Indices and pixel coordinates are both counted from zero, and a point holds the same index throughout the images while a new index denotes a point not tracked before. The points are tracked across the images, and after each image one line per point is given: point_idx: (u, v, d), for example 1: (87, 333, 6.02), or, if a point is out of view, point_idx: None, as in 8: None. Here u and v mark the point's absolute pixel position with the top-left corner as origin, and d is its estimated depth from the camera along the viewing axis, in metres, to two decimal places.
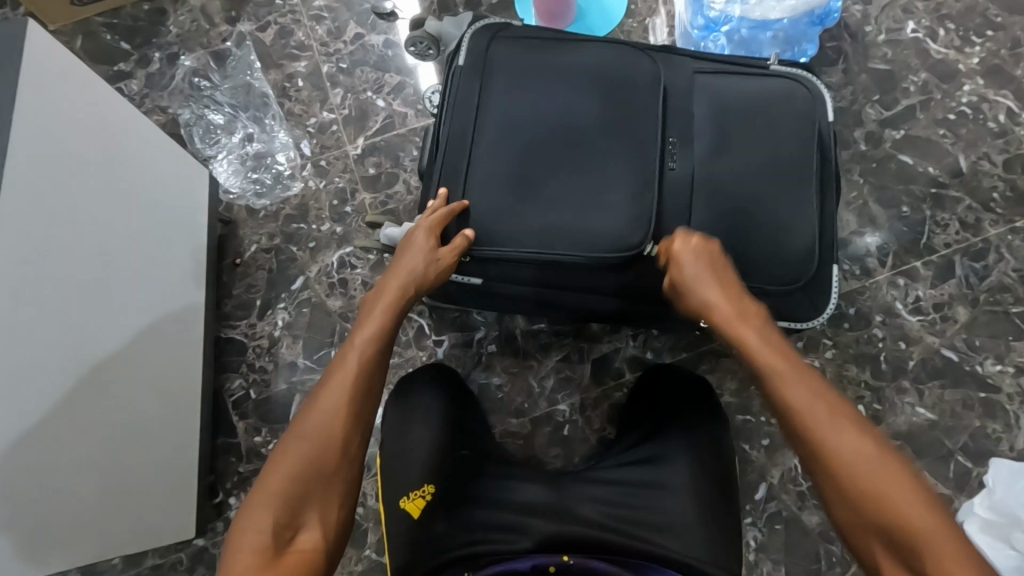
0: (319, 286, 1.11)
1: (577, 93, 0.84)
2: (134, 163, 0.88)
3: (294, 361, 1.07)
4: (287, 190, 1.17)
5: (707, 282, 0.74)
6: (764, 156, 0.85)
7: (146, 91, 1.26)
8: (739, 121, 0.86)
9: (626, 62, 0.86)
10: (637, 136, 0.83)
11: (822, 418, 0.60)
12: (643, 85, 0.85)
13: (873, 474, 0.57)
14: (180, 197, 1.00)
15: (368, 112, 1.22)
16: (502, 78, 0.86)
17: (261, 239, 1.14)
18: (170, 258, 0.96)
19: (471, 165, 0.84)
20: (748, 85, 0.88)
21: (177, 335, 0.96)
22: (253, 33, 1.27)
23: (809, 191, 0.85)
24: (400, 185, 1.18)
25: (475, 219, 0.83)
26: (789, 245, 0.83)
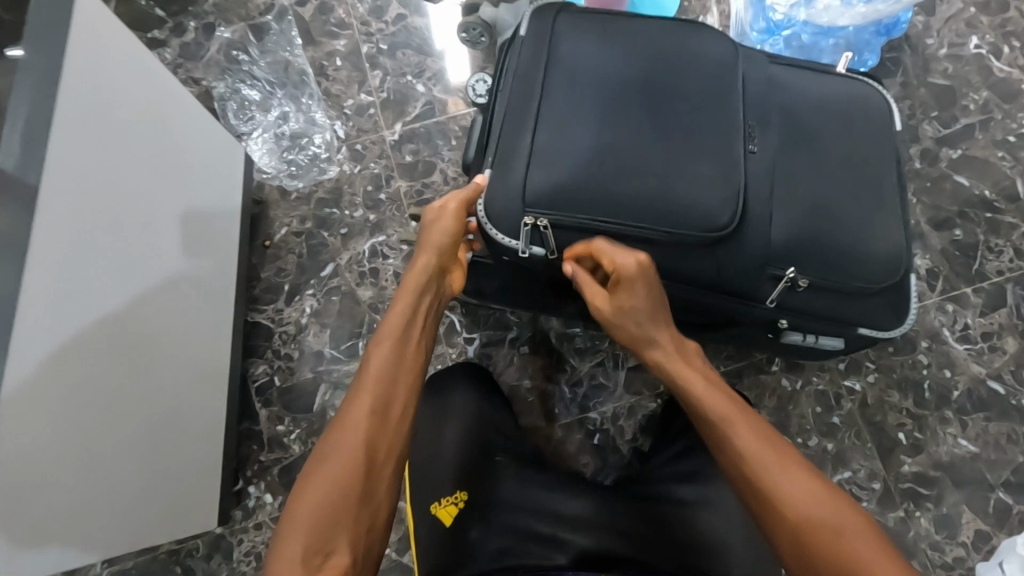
0: (350, 274, 1.08)
1: (649, 79, 0.80)
2: (173, 141, 0.85)
3: (321, 351, 1.04)
4: (322, 174, 1.14)
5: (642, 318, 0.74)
6: (841, 159, 0.82)
7: (180, 61, 1.23)
8: (812, 121, 0.83)
9: (699, 42, 0.82)
10: (713, 116, 0.79)
11: (763, 451, 0.60)
12: (720, 69, 0.81)
13: (801, 502, 0.57)
14: (214, 174, 0.96)
15: (407, 97, 1.20)
16: (568, 51, 0.82)
17: (292, 223, 1.11)
18: (202, 238, 0.93)
19: (536, 144, 0.78)
20: (818, 80, 0.86)
21: (206, 315, 0.93)
22: (293, 7, 1.25)
23: (884, 197, 0.83)
24: (437, 174, 1.14)
25: (548, 188, 0.76)
26: (877, 246, 0.81)
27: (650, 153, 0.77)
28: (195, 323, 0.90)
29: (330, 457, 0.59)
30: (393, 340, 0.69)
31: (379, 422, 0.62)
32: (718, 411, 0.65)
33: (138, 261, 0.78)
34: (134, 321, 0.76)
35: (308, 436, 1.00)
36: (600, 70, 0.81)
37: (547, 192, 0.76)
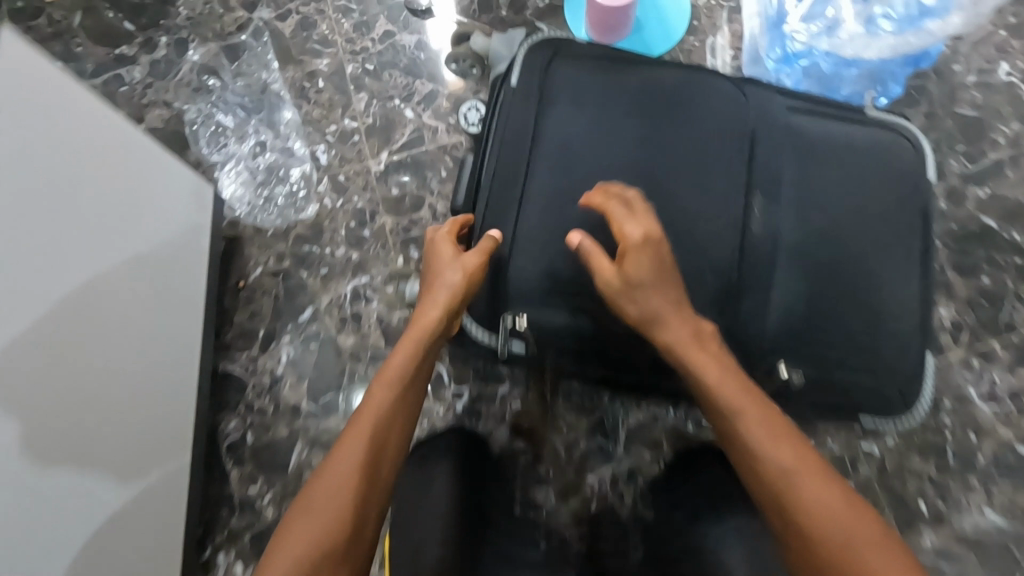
0: (330, 320, 1.00)
1: (650, 130, 0.73)
2: (139, 186, 0.80)
3: (297, 405, 0.96)
4: (300, 212, 1.06)
5: (662, 293, 0.65)
6: (866, 220, 0.73)
7: (150, 80, 1.14)
8: (836, 174, 0.74)
9: (703, 95, 0.75)
10: (712, 185, 0.72)
11: (792, 458, 0.54)
12: (725, 126, 0.73)
13: (839, 519, 0.50)
14: (188, 216, 0.91)
15: (395, 123, 1.11)
16: (559, 105, 0.74)
17: (268, 261, 1.03)
18: (175, 286, 0.88)
19: (521, 211, 0.73)
20: (842, 131, 0.76)
21: (180, 369, 0.88)
22: (272, 22, 1.17)
23: (913, 265, 0.74)
24: (425, 209, 1.06)
25: (518, 276, 0.71)
26: (890, 329, 0.72)
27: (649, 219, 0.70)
28: (168, 378, 0.85)
29: (315, 501, 0.55)
30: (392, 391, 0.64)
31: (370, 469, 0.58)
32: (735, 404, 0.58)
33: (104, 318, 0.73)
34: (98, 384, 0.72)
35: (282, 500, 0.92)
36: (591, 130, 0.73)
37: (530, 267, 0.71)
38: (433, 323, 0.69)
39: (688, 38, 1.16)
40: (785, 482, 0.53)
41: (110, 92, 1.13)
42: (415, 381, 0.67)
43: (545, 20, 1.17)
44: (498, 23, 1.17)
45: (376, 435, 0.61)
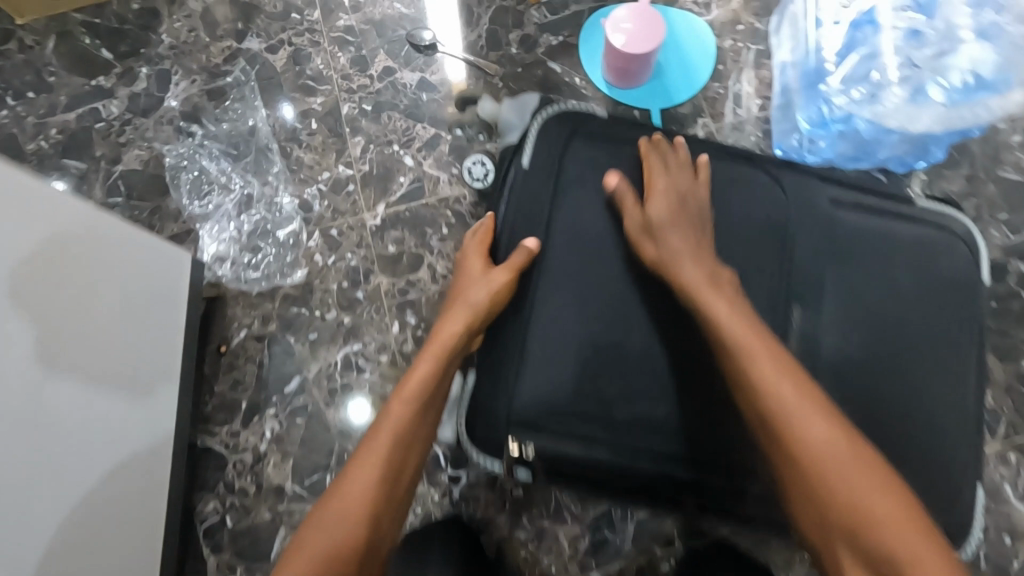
0: (318, 391, 0.93)
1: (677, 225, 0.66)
2: (110, 275, 0.74)
3: (281, 486, 0.89)
4: (287, 276, 0.97)
5: (679, 227, 0.65)
6: (913, 334, 0.66)
7: (128, 116, 1.05)
8: (880, 280, 0.67)
9: (730, 195, 0.69)
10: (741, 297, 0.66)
11: (790, 395, 0.55)
12: (753, 231, 0.68)
13: (836, 466, 0.51)
14: (168, 296, 0.84)
15: (393, 172, 1.03)
16: (575, 200, 0.68)
17: (252, 323, 0.95)
18: (152, 373, 0.81)
19: (533, 310, 0.65)
20: (888, 228, 0.69)
21: (156, 462, 0.81)
22: (262, 53, 1.08)
23: (965, 385, 0.66)
24: (424, 270, 0.98)
25: (522, 393, 0.63)
26: (940, 458, 0.64)
27: (672, 327, 0.64)
28: (140, 476, 0.78)
29: (330, 518, 0.57)
30: (410, 412, 0.64)
31: (383, 490, 0.59)
32: (736, 333, 0.58)
33: (61, 424, 0.67)
34: (52, 501, 0.65)
35: None
36: (608, 233, 0.67)
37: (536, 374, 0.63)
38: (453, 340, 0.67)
39: (712, 84, 1.07)
40: (778, 420, 0.55)
41: (84, 128, 1.04)
42: (434, 400, 0.66)
43: (558, 59, 1.08)
44: (507, 62, 1.08)
45: (393, 452, 0.62)
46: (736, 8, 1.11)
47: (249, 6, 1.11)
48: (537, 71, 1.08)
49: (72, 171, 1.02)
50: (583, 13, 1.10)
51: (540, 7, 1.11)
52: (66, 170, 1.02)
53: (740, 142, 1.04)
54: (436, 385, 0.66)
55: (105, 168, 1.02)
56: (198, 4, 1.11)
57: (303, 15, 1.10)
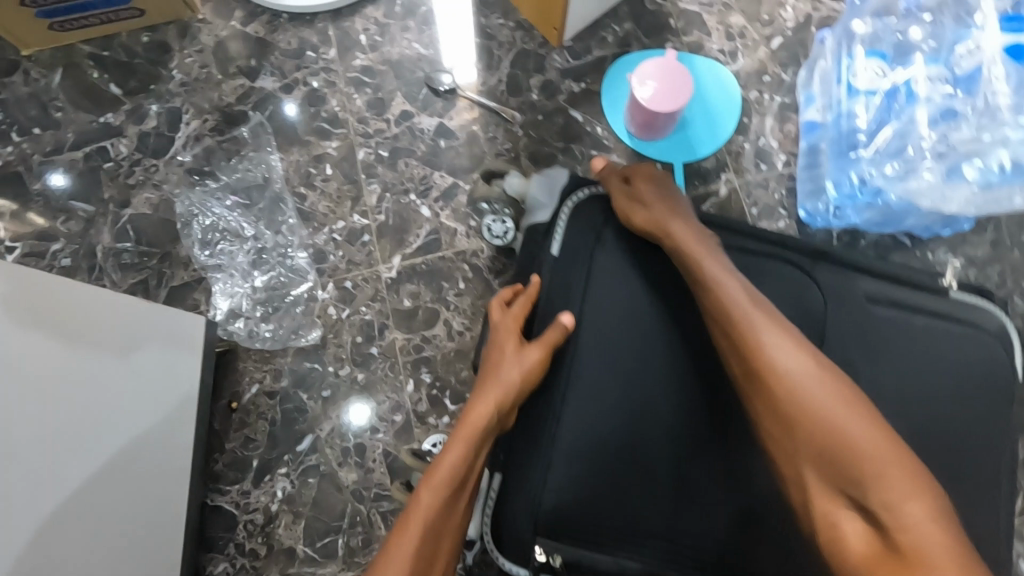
0: (330, 451, 0.91)
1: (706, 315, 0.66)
2: (120, 338, 0.74)
3: (293, 547, 0.88)
4: (301, 336, 0.95)
5: (656, 199, 0.68)
6: (950, 444, 0.64)
7: (137, 156, 1.02)
8: (917, 384, 0.65)
9: (764, 286, 0.68)
10: None
11: (760, 322, 0.59)
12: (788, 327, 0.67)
13: (817, 399, 0.55)
14: (187, 363, 0.84)
15: (409, 222, 1.00)
16: (606, 289, 0.67)
17: (264, 378, 0.94)
18: (168, 437, 0.80)
19: (563, 402, 0.64)
20: (924, 326, 0.67)
21: (167, 528, 0.79)
22: (277, 93, 1.06)
23: (999, 498, 0.64)
24: (440, 326, 0.96)
25: (548, 494, 0.62)
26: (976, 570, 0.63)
27: (702, 424, 0.63)
28: (151, 542, 0.76)
29: None
30: (443, 494, 0.58)
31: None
32: (710, 275, 0.62)
33: (67, 484, 0.65)
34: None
35: None
36: (640, 324, 0.66)
37: (563, 465, 0.62)
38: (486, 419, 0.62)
39: (736, 137, 1.05)
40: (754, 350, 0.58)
41: (92, 168, 1.02)
42: (467, 480, 0.61)
43: (580, 107, 1.06)
44: (528, 108, 1.06)
45: (429, 535, 0.56)
46: (762, 58, 1.08)
47: (263, 43, 1.08)
48: (559, 118, 1.06)
49: (79, 213, 1.00)
50: (606, 59, 1.08)
51: (562, 51, 1.08)
52: (73, 212, 1.00)
53: (763, 200, 1.02)
54: (468, 470, 0.61)
55: (114, 211, 1.00)
56: (210, 38, 1.08)
57: (318, 53, 1.08)
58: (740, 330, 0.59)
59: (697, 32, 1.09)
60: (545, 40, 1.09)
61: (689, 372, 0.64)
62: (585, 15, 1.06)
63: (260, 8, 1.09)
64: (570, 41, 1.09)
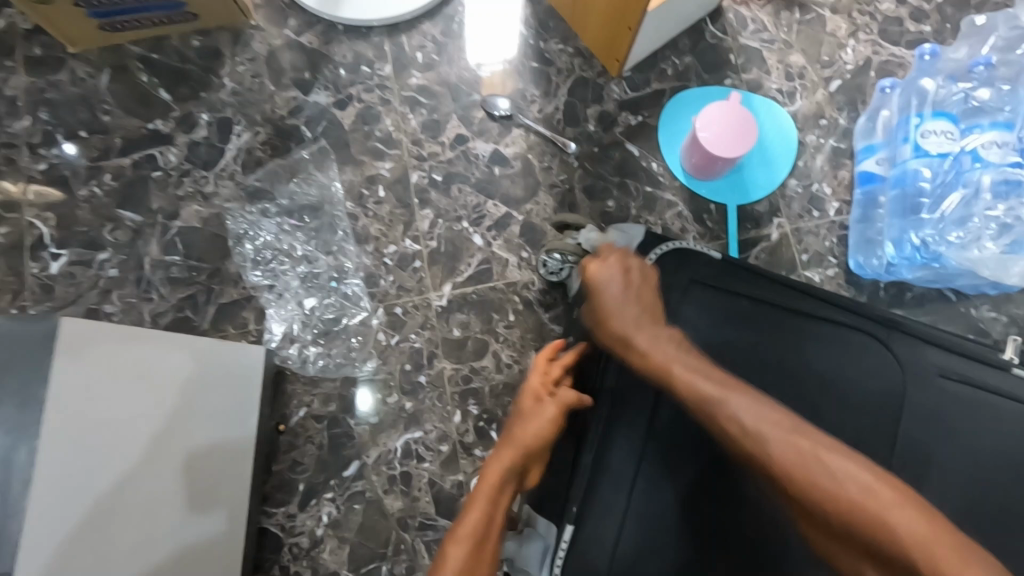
0: (377, 478, 0.92)
1: (789, 380, 0.68)
2: (161, 360, 0.71)
3: (337, 572, 0.89)
4: (356, 369, 0.95)
5: (615, 297, 0.67)
6: (1012, 527, 0.65)
7: (187, 166, 1.00)
8: (984, 466, 0.66)
9: (840, 357, 0.69)
10: None
11: (750, 427, 0.56)
12: (858, 400, 0.68)
13: (838, 498, 0.52)
14: (234, 387, 0.81)
15: (461, 250, 1.00)
16: None
17: (312, 403, 0.93)
18: (213, 463, 0.77)
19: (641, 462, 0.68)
20: (988, 405, 0.68)
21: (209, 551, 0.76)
22: (330, 108, 1.04)
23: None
24: (489, 358, 0.96)
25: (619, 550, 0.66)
26: None
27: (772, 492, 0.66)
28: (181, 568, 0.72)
29: None
30: (472, 542, 0.59)
31: None
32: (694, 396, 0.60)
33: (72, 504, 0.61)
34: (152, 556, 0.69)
35: None
36: None
37: (638, 519, 0.66)
38: (505, 472, 0.65)
39: (790, 181, 1.04)
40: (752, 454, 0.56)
41: (141, 176, 1.00)
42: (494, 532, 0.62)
43: (636, 141, 1.05)
44: (584, 139, 1.05)
45: None
46: (821, 100, 1.06)
47: (317, 54, 1.05)
48: (614, 151, 1.05)
49: (127, 222, 0.98)
50: (664, 92, 1.07)
51: (621, 82, 1.07)
52: (120, 222, 0.98)
53: (814, 246, 1.01)
54: (491, 521, 0.62)
55: (162, 223, 0.98)
56: (263, 47, 1.05)
57: (373, 69, 1.05)
58: (747, 450, 0.56)
59: (756, 69, 1.08)
60: (604, 68, 1.07)
61: None
62: (646, 47, 1.04)
63: (315, 18, 1.06)
64: (629, 71, 1.07)
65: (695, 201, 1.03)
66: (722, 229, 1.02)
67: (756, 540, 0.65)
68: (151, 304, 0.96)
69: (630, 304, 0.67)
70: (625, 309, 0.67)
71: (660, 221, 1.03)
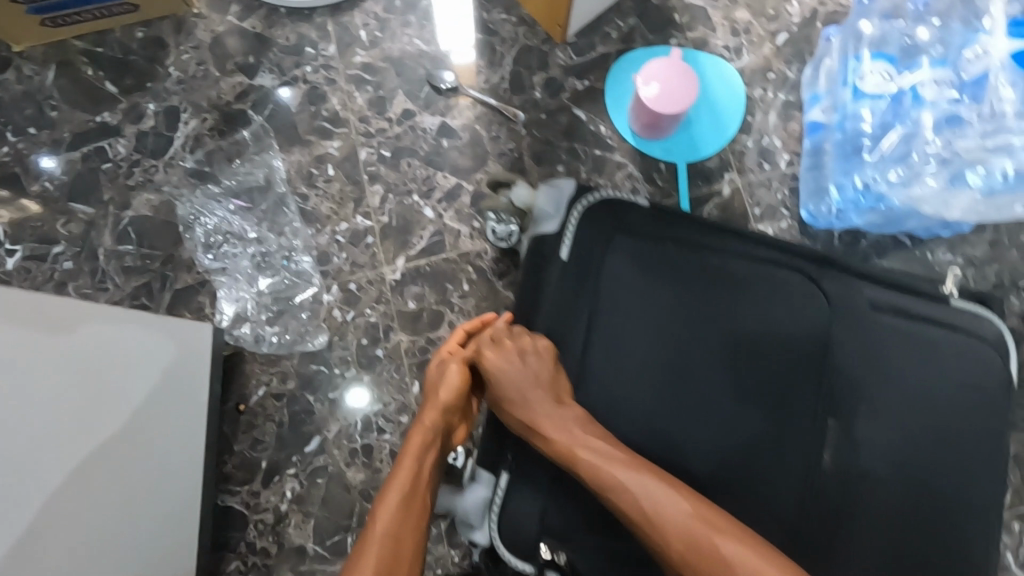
0: (338, 452, 0.92)
1: (721, 318, 0.69)
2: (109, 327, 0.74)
3: (303, 546, 0.90)
4: (307, 339, 0.95)
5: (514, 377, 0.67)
6: (940, 448, 0.66)
7: (136, 156, 1.01)
8: (916, 390, 0.67)
9: (768, 292, 0.70)
10: (775, 403, 0.67)
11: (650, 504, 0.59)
12: (786, 333, 0.69)
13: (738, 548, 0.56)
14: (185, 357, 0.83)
15: (412, 223, 1.00)
16: (610, 301, 0.70)
17: (271, 380, 0.94)
18: (177, 428, 0.80)
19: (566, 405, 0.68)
20: (918, 332, 0.69)
21: (177, 534, 0.79)
22: (276, 90, 1.04)
23: (990, 503, 0.66)
24: (444, 328, 0.96)
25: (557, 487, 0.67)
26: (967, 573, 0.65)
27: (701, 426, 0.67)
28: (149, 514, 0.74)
29: None
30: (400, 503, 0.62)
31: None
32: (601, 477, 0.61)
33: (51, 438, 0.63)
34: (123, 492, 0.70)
35: None
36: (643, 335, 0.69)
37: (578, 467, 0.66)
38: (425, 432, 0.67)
39: (741, 137, 1.03)
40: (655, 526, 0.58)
41: (91, 169, 1.00)
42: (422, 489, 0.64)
43: (583, 105, 1.05)
44: (531, 107, 1.05)
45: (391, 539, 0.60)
46: (767, 54, 1.06)
47: (261, 38, 1.06)
48: (561, 117, 1.05)
49: (79, 215, 0.99)
50: (609, 55, 1.07)
51: (566, 47, 1.07)
52: (73, 214, 0.99)
53: (766, 199, 1.01)
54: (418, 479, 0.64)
55: (114, 213, 0.99)
56: (207, 34, 1.05)
57: (317, 49, 1.06)
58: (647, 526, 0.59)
59: (702, 27, 1.07)
60: (548, 36, 1.07)
61: (687, 365, 0.68)
62: (589, 11, 1.04)
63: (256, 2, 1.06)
64: (573, 37, 1.07)
65: (645, 161, 1.03)
66: (673, 188, 1.02)
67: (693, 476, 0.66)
68: (106, 294, 0.96)
69: (535, 395, 0.66)
70: (532, 399, 0.66)
71: (610, 183, 1.03)
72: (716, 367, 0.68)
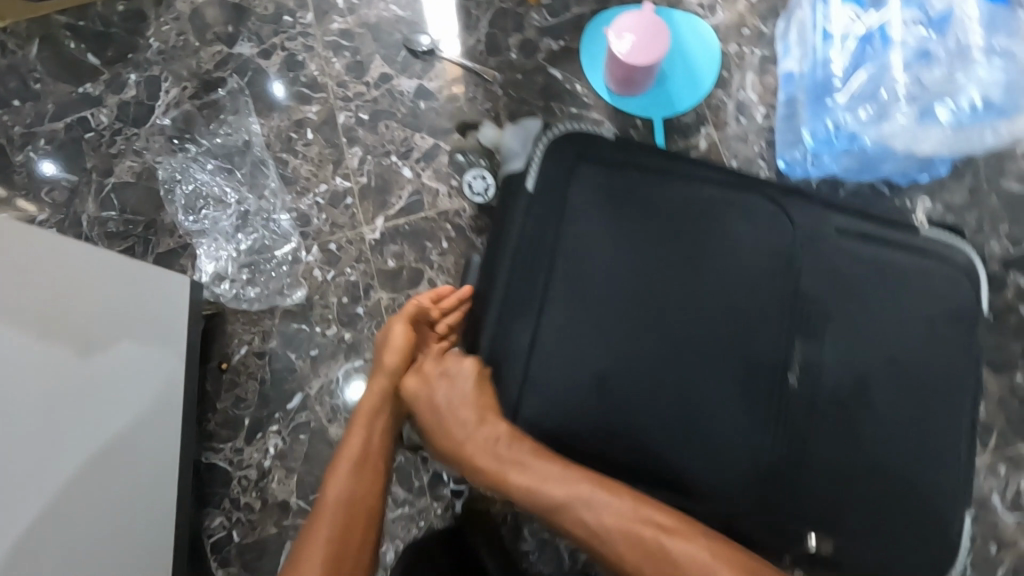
0: (320, 408, 0.93)
1: (687, 241, 0.71)
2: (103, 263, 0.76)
3: (286, 501, 0.90)
4: (286, 295, 0.96)
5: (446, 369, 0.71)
6: (900, 361, 0.70)
7: (118, 125, 1.02)
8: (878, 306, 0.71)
9: (733, 216, 0.72)
10: (743, 321, 0.70)
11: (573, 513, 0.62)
12: (752, 255, 0.72)
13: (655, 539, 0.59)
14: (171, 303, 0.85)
15: (391, 183, 1.01)
16: (579, 228, 0.72)
17: (253, 339, 0.95)
18: (165, 370, 0.82)
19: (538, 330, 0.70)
20: (880, 254, 0.73)
21: (167, 476, 0.81)
22: (255, 58, 1.05)
23: (946, 411, 0.71)
24: (424, 285, 0.97)
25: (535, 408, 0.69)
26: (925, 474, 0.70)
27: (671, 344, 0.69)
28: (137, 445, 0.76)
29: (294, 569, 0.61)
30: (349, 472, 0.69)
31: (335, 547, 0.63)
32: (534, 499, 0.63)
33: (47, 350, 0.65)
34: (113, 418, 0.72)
35: None
36: (612, 260, 0.71)
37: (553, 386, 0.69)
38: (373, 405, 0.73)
39: (716, 91, 1.04)
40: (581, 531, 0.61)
41: (74, 138, 1.02)
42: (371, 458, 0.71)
43: (558, 65, 1.06)
44: (507, 67, 1.06)
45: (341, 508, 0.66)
46: (742, 10, 1.06)
47: (240, 8, 1.07)
48: (537, 77, 1.06)
49: (62, 183, 1.00)
50: (584, 16, 1.07)
51: (540, 9, 1.08)
52: (56, 183, 1.00)
53: (743, 151, 1.02)
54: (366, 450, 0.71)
55: (97, 180, 1.00)
56: (186, 5, 1.07)
57: (295, 17, 1.07)
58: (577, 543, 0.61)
59: None
60: None
61: (655, 286, 0.70)
62: None
63: None
64: None
65: (621, 118, 1.04)
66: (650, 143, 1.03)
67: (664, 395, 0.69)
68: None
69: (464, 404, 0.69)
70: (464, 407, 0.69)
71: None
72: (685, 295, 0.70)
